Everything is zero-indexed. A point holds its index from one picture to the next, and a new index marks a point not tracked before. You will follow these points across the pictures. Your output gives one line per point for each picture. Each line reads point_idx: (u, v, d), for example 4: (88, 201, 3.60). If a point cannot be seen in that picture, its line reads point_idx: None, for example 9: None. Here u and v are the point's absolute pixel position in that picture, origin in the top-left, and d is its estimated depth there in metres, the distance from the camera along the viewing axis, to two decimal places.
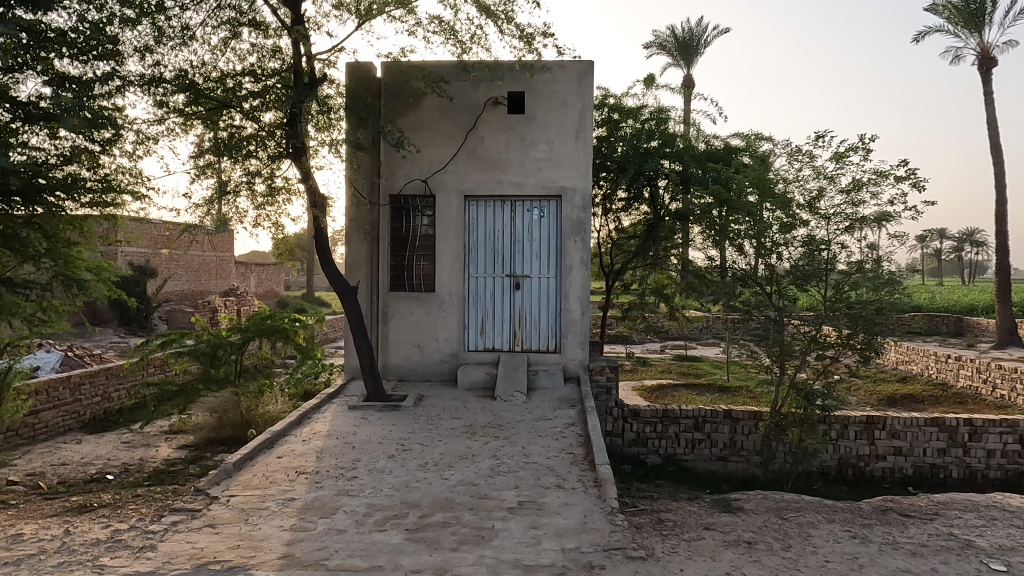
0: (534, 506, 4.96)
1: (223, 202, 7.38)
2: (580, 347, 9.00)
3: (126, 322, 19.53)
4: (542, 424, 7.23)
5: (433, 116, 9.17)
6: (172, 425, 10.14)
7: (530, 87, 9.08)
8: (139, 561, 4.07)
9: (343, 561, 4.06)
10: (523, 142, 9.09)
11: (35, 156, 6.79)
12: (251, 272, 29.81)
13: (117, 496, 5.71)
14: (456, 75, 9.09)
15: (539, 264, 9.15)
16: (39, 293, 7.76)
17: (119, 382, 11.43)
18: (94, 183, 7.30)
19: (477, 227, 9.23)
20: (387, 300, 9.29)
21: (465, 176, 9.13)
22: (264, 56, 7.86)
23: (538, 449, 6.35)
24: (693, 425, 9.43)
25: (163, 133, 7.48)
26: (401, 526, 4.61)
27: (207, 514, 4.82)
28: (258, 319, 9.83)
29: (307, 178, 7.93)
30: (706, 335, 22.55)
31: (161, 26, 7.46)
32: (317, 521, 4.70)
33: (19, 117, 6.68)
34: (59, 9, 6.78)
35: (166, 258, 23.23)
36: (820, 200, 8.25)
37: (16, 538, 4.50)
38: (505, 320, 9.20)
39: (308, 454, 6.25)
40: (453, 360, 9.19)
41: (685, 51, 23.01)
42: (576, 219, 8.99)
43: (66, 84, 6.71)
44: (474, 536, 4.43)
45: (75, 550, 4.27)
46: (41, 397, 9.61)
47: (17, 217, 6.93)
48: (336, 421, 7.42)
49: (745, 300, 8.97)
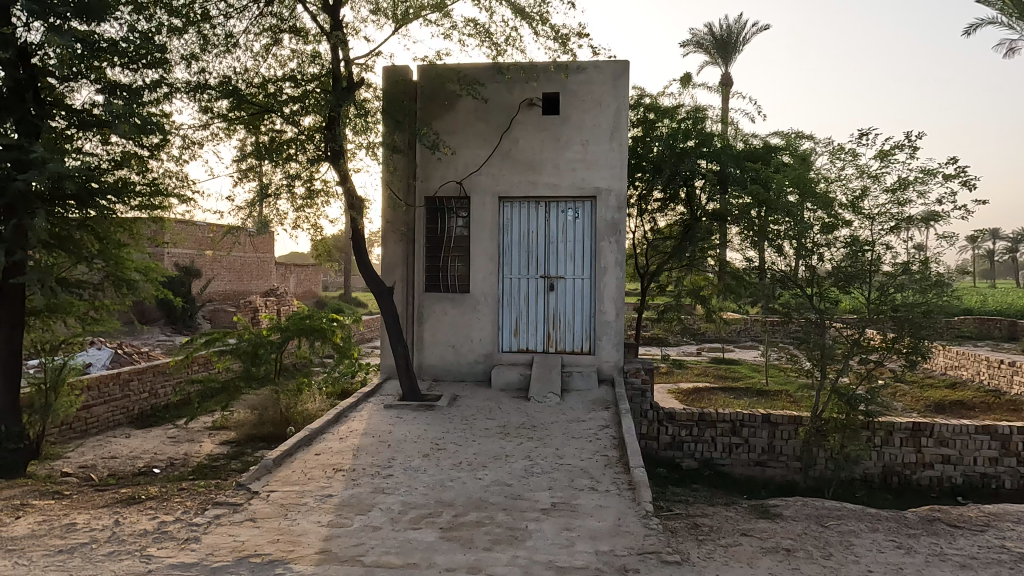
0: (568, 508, 4.96)
1: (264, 204, 7.58)
2: (615, 349, 8.94)
3: (172, 321, 20.21)
4: (576, 425, 7.21)
5: (468, 118, 9.24)
6: (214, 422, 10.45)
7: (564, 88, 9.06)
8: (184, 553, 4.21)
9: (379, 557, 4.12)
10: (557, 143, 9.07)
11: (89, 161, 7.13)
12: (291, 273, 30.49)
13: (164, 488, 5.89)
14: (492, 77, 9.14)
15: (573, 265, 9.14)
16: (91, 293, 7.96)
17: (166, 378, 11.82)
18: (143, 187, 7.60)
19: (511, 229, 9.27)
20: (422, 300, 9.40)
21: (500, 178, 9.17)
22: (304, 62, 8.05)
23: (572, 451, 6.34)
24: (729, 429, 9.25)
25: (207, 138, 7.72)
26: (435, 525, 4.66)
27: (247, 508, 4.96)
28: (297, 318, 10.01)
29: (345, 181, 8.08)
30: (744, 338, 22.12)
31: (206, 34, 7.71)
32: (353, 517, 4.78)
33: (74, 124, 7.08)
34: (111, 19, 7.07)
35: (209, 259, 23.92)
36: (863, 200, 8.03)
37: (69, 526, 4.70)
38: (539, 321, 9.21)
39: (345, 452, 6.36)
40: (486, 361, 9.23)
41: (723, 50, 22.65)
42: (610, 220, 8.93)
43: (117, 92, 7.05)
44: (508, 536, 4.45)
45: (125, 539, 4.44)
46: (93, 393, 10.01)
47: (72, 219, 7.35)
48: (372, 419, 7.54)
49: (785, 302, 8.72)
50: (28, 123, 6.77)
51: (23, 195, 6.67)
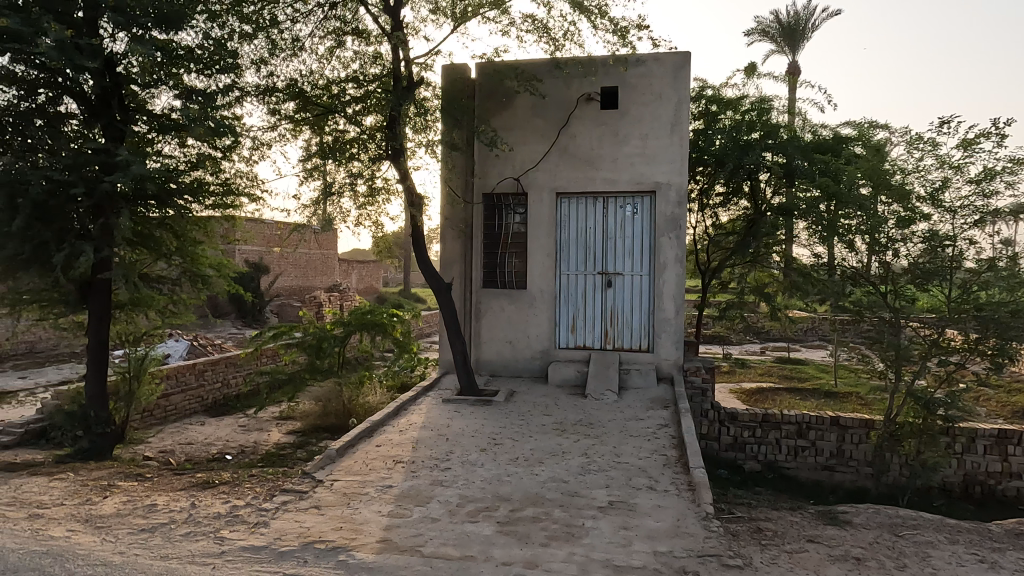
0: (625, 507, 4.90)
1: (328, 202, 7.82)
2: (674, 347, 8.78)
3: (242, 315, 21.17)
4: (633, 423, 7.12)
5: (526, 114, 9.24)
6: (282, 412, 10.89)
7: (623, 81, 8.93)
8: (254, 536, 4.40)
9: (437, 548, 4.19)
10: (616, 137, 8.96)
11: (168, 163, 7.54)
12: (353, 269, 31.37)
13: (235, 474, 6.18)
14: (549, 72, 9.11)
15: (631, 262, 9.02)
16: (170, 287, 8.40)
17: (237, 369, 12.38)
18: (216, 187, 7.98)
19: (569, 225, 9.22)
20: (479, 296, 9.48)
21: (557, 174, 9.14)
22: (366, 63, 8.24)
23: (630, 449, 6.26)
24: (795, 431, 8.92)
25: (275, 139, 8.03)
26: (492, 519, 4.70)
27: (312, 496, 5.14)
28: (359, 313, 10.29)
29: (405, 179, 8.24)
30: (811, 337, 21.28)
31: (274, 39, 8.00)
32: (412, 508, 4.88)
33: (154, 128, 7.51)
34: (187, 28, 7.44)
35: (277, 256, 24.91)
36: (944, 192, 7.57)
37: (151, 507, 5.00)
38: (596, 318, 9.14)
39: (405, 444, 6.51)
40: (543, 358, 9.24)
41: (790, 37, 21.77)
42: (670, 215, 8.75)
43: (193, 97, 7.43)
44: (564, 532, 4.44)
45: (200, 521, 4.69)
46: (171, 382, 10.61)
47: (152, 218, 7.79)
48: (430, 413, 7.67)
49: (857, 300, 8.36)
50: (113, 128, 7.22)
51: (109, 196, 7.13)
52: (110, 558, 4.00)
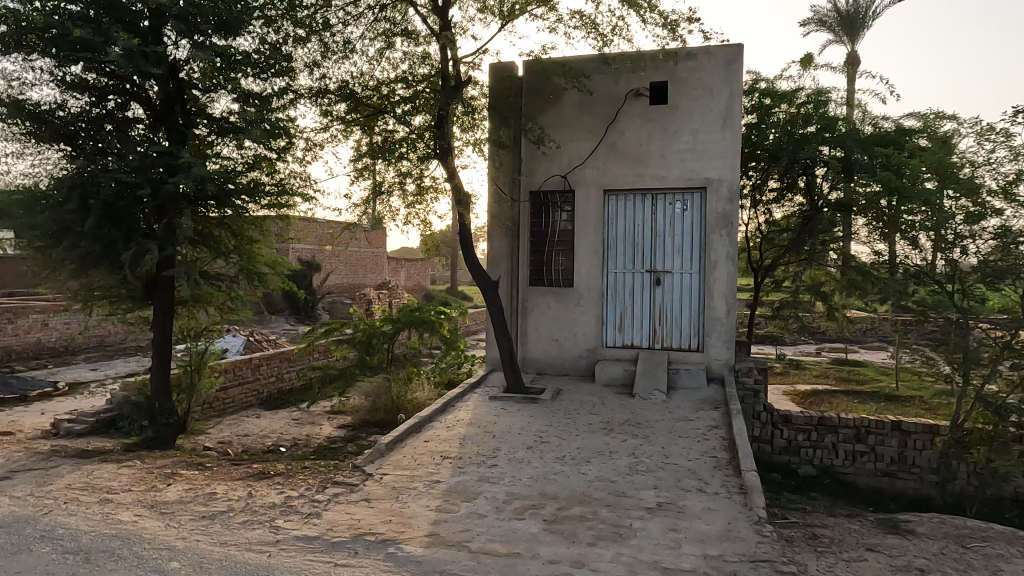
0: (674, 508, 4.82)
1: (378, 201, 7.96)
2: (725, 347, 8.58)
3: (296, 311, 21.80)
4: (683, 424, 6.99)
5: (573, 111, 9.19)
6: (333, 406, 11.16)
7: (673, 76, 8.77)
8: (307, 526, 4.53)
9: (484, 544, 4.21)
10: (665, 133, 8.80)
11: (226, 164, 7.82)
12: (401, 267, 31.88)
13: (290, 466, 6.37)
14: (597, 68, 9.03)
15: (681, 259, 8.86)
16: (228, 284, 8.71)
17: (291, 364, 12.75)
18: (271, 188, 8.23)
19: (617, 222, 9.13)
20: (526, 294, 9.49)
21: (605, 171, 9.05)
22: (415, 63, 8.35)
23: (679, 450, 6.16)
24: (853, 436, 8.59)
25: (327, 140, 8.23)
26: (539, 516, 4.69)
27: (363, 489, 5.25)
28: (408, 310, 10.44)
29: (452, 177, 8.32)
30: (870, 338, 20.44)
31: (327, 42, 8.20)
32: (459, 504, 4.92)
33: (214, 131, 7.79)
34: (245, 33, 7.70)
35: (329, 254, 25.54)
36: (1018, 185, 7.14)
37: (211, 495, 5.20)
38: (644, 316, 9.02)
39: (452, 440, 6.57)
40: (590, 356, 9.18)
41: (849, 26, 20.95)
42: (721, 212, 8.55)
43: (250, 100, 7.69)
44: (612, 532, 4.40)
45: (257, 510, 4.85)
46: (229, 376, 11.02)
47: (212, 218, 8.10)
48: (477, 410, 7.72)
49: (920, 300, 7.98)
50: (176, 132, 7.54)
51: (173, 197, 7.46)
52: (174, 543, 4.18)
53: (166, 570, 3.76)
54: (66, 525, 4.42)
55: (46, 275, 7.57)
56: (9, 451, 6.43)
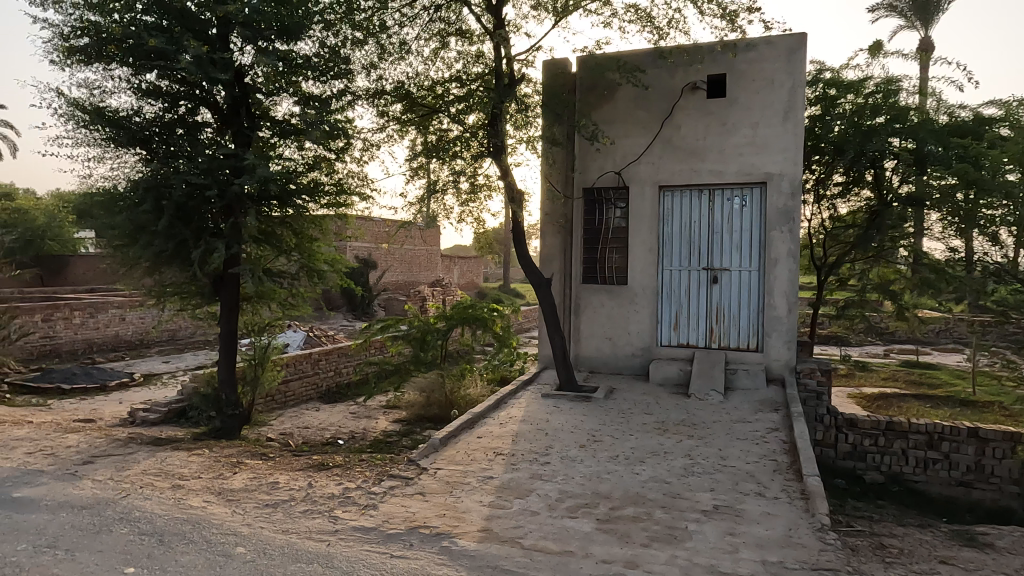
0: (731, 512, 4.70)
1: (433, 199, 8.07)
2: (786, 347, 8.31)
3: (353, 308, 22.38)
4: (741, 426, 6.81)
5: (628, 106, 9.06)
6: (388, 401, 11.40)
7: (731, 68, 8.53)
8: (364, 517, 4.64)
9: (537, 541, 4.22)
10: (723, 127, 8.58)
11: (288, 165, 8.09)
12: (455, 264, 32.24)
13: (347, 458, 6.55)
14: (653, 62, 8.88)
15: (739, 257, 8.62)
16: (289, 281, 8.90)
17: (349, 359, 13.10)
18: (330, 187, 8.46)
19: (672, 219, 8.95)
20: (579, 292, 9.43)
21: (660, 167, 8.90)
22: (469, 62, 8.42)
23: (737, 453, 6.00)
24: (925, 442, 8.15)
25: (383, 139, 8.40)
26: (592, 515, 4.66)
27: (417, 482, 5.35)
28: (461, 307, 10.56)
29: (506, 175, 8.35)
30: (944, 338, 19.38)
31: (383, 43, 8.36)
32: (512, 500, 4.95)
33: (276, 133, 8.07)
34: (305, 38, 7.95)
35: (385, 252, 26.10)
36: None
37: (274, 484, 5.40)
38: (701, 315, 8.82)
39: (505, 437, 6.60)
40: (645, 355, 9.04)
41: (922, 10, 19.87)
42: (782, 207, 8.28)
43: (310, 103, 7.93)
44: (666, 534, 4.33)
45: (316, 500, 5.01)
46: (290, 369, 11.41)
47: (275, 217, 8.40)
48: (530, 407, 7.73)
49: (1001, 300, 7.51)
50: (242, 135, 7.85)
51: (238, 198, 7.78)
52: (239, 529, 4.36)
53: (232, 555, 3.93)
54: (142, 508, 4.68)
55: (123, 273, 8.02)
56: (92, 438, 6.86)
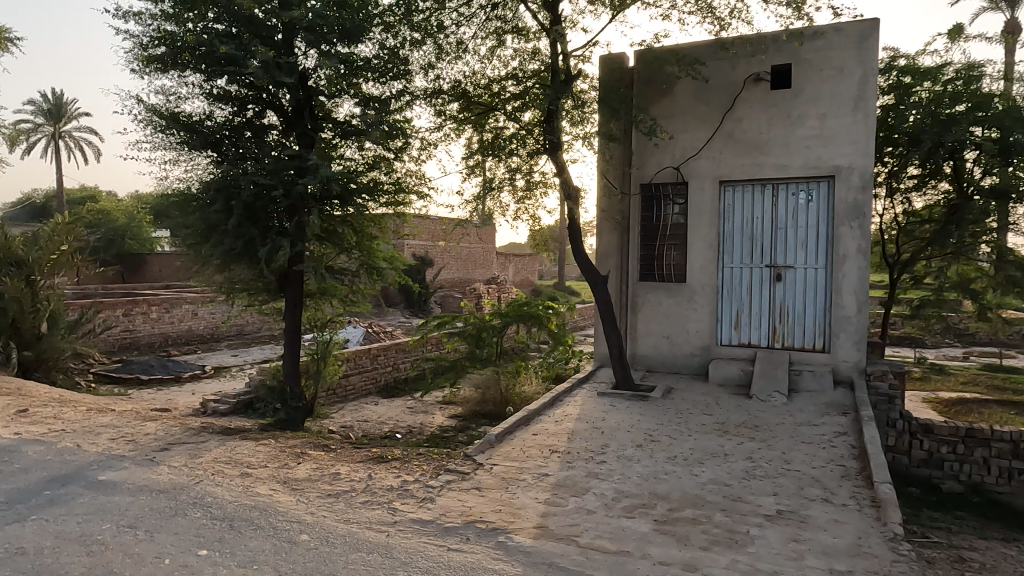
0: (796, 518, 4.53)
1: (489, 197, 8.13)
2: (855, 348, 7.95)
3: (410, 304, 22.79)
4: (806, 429, 6.56)
5: (687, 99, 8.87)
6: (444, 397, 11.56)
7: (797, 57, 8.21)
8: (422, 510, 4.72)
9: (593, 540, 4.19)
10: (788, 119, 8.27)
11: (349, 165, 8.32)
12: (509, 262, 32.35)
13: (406, 452, 6.67)
14: (713, 54, 8.65)
15: (805, 254, 8.30)
16: (350, 278, 9.13)
17: (406, 355, 13.34)
18: (389, 186, 8.64)
19: (733, 214, 8.70)
20: (636, 290, 9.30)
21: (721, 161, 8.67)
22: (525, 59, 8.42)
23: (801, 457, 5.78)
24: (1009, 451, 7.62)
25: (441, 138, 8.51)
26: (649, 516, 4.59)
27: (474, 477, 5.40)
28: (516, 304, 10.59)
29: (562, 172, 8.31)
30: None
31: (440, 43, 8.46)
32: (568, 498, 4.93)
33: (338, 134, 8.29)
34: (365, 40, 8.13)
35: (441, 250, 26.46)
36: None
37: (336, 475, 5.57)
38: (763, 314, 8.54)
39: (560, 434, 6.58)
40: (704, 354, 8.83)
41: None
42: (852, 202, 7.92)
43: (370, 104, 8.11)
44: (727, 538, 4.22)
45: (376, 492, 5.13)
46: (351, 364, 11.73)
47: (336, 216, 8.63)
48: (586, 405, 7.69)
49: None
50: (306, 136, 8.10)
51: (302, 198, 8.04)
52: (303, 517, 4.52)
53: (297, 541, 4.07)
54: (214, 494, 4.91)
55: (196, 270, 8.43)
56: (168, 426, 7.26)
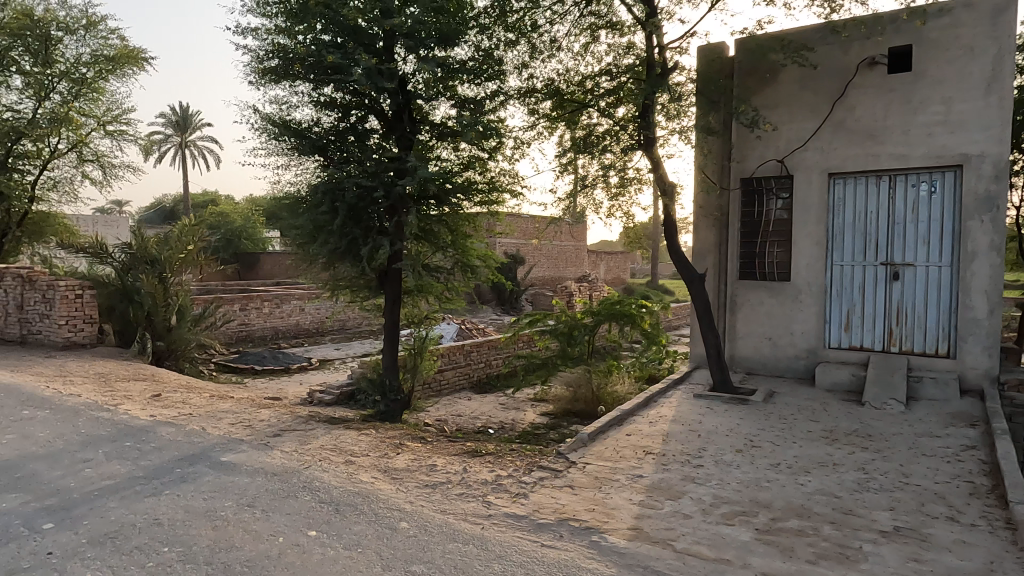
0: (916, 536, 4.19)
1: (582, 194, 8.08)
2: (985, 354, 7.24)
3: (502, 302, 23.11)
4: (927, 440, 6.04)
5: (792, 88, 8.41)
6: (536, 394, 11.62)
7: (918, 38, 7.57)
8: (516, 505, 4.78)
9: (691, 546, 4.07)
10: (908, 105, 7.64)
11: (446, 166, 8.56)
12: (601, 260, 31.99)
13: (499, 447, 6.77)
14: (822, 39, 8.15)
15: (926, 250, 7.64)
16: (446, 276, 9.35)
17: (498, 352, 13.53)
18: (483, 185, 8.81)
19: (844, 209, 8.16)
20: (735, 288, 8.94)
21: (830, 152, 8.15)
22: (619, 54, 8.29)
23: (922, 470, 5.34)
24: None
25: (534, 137, 8.56)
26: (750, 524, 4.41)
27: (566, 475, 5.40)
28: (609, 303, 10.47)
29: (656, 167, 8.12)
30: None
31: (534, 42, 8.51)
32: (664, 501, 4.82)
33: (435, 135, 8.54)
34: (461, 43, 8.33)
35: (533, 248, 26.64)
36: None
37: (432, 467, 5.75)
38: (877, 315, 7.95)
39: (655, 436, 6.44)
40: (810, 357, 8.36)
41: None
42: (982, 193, 7.21)
43: (466, 106, 8.30)
44: (837, 553, 3.97)
45: (471, 485, 5.25)
46: (445, 359, 12.05)
47: (432, 215, 8.89)
48: (681, 407, 7.48)
49: None
50: (405, 139, 8.41)
51: (401, 199, 8.36)
52: (403, 505, 4.69)
53: (397, 529, 4.23)
54: (321, 479, 5.21)
55: (305, 268, 8.97)
56: (280, 413, 7.77)
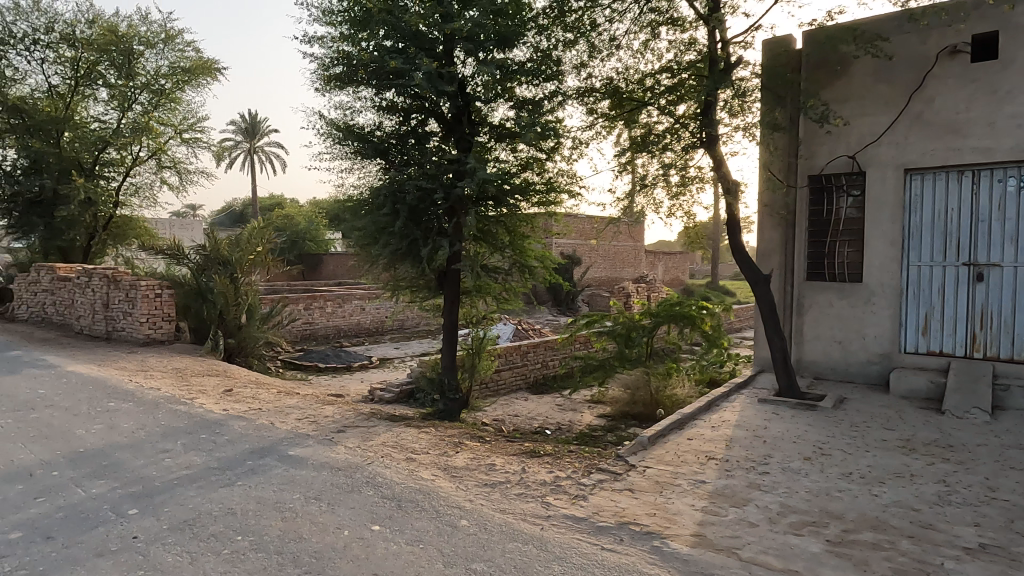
0: (1004, 554, 3.93)
1: (642, 194, 7.97)
2: None
3: (558, 303, 23.05)
4: (1016, 453, 5.65)
5: (865, 80, 8.04)
6: (593, 395, 11.52)
7: (1006, 23, 7.10)
8: (575, 507, 4.76)
9: (757, 555, 3.95)
10: (994, 95, 7.18)
11: (504, 167, 8.61)
12: (659, 260, 31.45)
13: (556, 448, 6.75)
14: (899, 28, 7.76)
15: (1014, 250, 7.15)
16: (504, 276, 9.32)
17: (555, 353, 13.50)
18: (541, 185, 8.81)
19: (921, 206, 7.74)
20: (802, 290, 8.63)
21: (907, 147, 7.75)
22: (681, 50, 8.14)
23: (1011, 485, 4.99)
24: None
25: (592, 136, 8.50)
26: (821, 535, 4.23)
27: (626, 479, 5.33)
28: (668, 304, 10.28)
29: (719, 166, 7.92)
30: None
31: (593, 42, 8.46)
32: (728, 508, 4.69)
33: (493, 137, 8.60)
34: (519, 45, 8.36)
35: (590, 248, 26.47)
36: None
37: (491, 466, 5.79)
38: (958, 318, 7.50)
39: (717, 441, 6.28)
40: (883, 362, 7.96)
41: None
42: None
43: (524, 107, 8.33)
44: (916, 569, 3.76)
45: (529, 485, 5.25)
46: (502, 359, 12.11)
47: (491, 216, 8.96)
48: (745, 412, 7.26)
49: None
50: (463, 141, 8.51)
51: (460, 200, 8.46)
52: (463, 503, 4.75)
53: (457, 526, 4.28)
54: (383, 475, 5.33)
55: (367, 268, 9.20)
56: (343, 410, 8.00)
